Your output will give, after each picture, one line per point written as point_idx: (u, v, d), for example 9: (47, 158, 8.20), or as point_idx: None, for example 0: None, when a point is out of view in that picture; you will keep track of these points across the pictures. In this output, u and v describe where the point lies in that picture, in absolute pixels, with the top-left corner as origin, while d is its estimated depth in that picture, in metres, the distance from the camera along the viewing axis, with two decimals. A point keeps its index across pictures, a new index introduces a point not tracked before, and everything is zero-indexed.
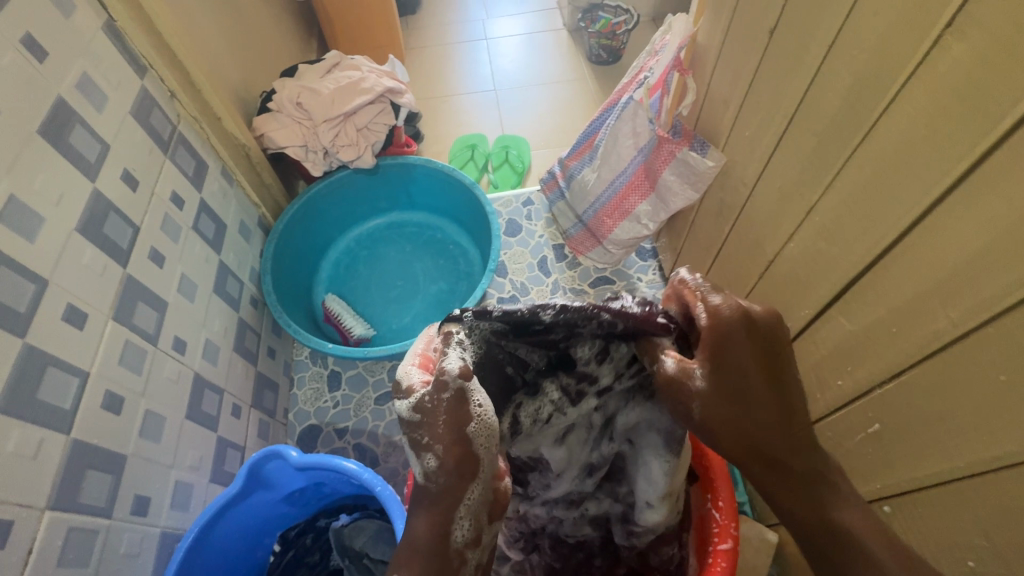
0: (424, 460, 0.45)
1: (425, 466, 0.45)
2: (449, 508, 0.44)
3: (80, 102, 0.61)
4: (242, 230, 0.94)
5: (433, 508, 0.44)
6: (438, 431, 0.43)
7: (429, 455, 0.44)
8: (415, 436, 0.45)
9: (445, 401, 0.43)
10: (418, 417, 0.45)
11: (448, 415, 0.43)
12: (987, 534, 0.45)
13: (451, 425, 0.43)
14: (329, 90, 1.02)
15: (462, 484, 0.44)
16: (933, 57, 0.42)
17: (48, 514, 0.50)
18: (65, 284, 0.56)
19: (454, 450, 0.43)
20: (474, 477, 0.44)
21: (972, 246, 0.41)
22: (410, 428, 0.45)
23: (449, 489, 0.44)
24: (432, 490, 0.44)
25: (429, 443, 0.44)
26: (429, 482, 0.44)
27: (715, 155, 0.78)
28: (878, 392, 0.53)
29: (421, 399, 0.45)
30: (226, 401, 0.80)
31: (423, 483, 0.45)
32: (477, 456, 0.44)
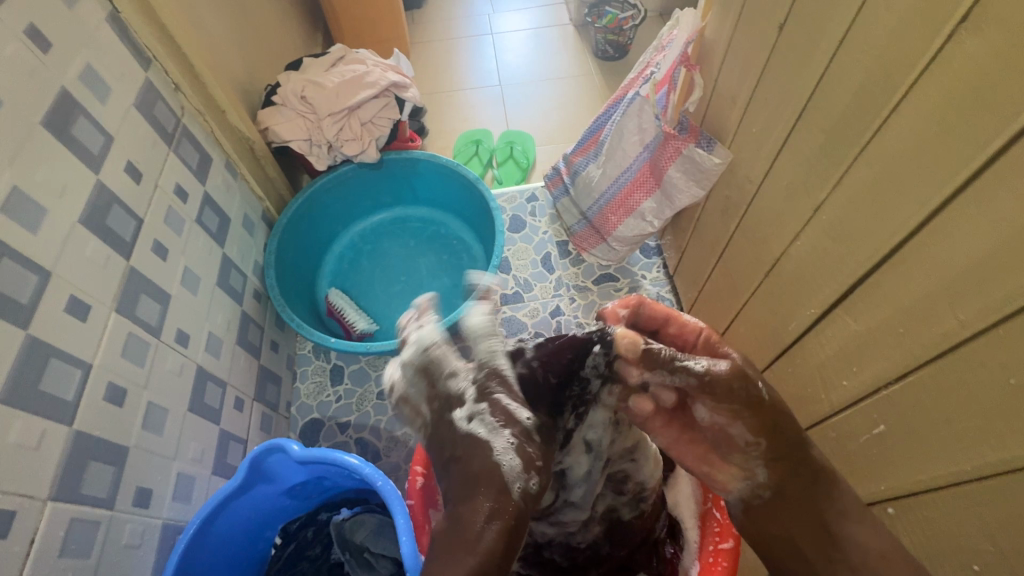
0: (530, 481, 0.44)
1: (527, 485, 0.44)
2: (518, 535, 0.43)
3: (83, 94, 0.61)
4: (246, 224, 0.94)
5: (509, 529, 0.42)
6: (548, 461, 0.47)
7: (537, 477, 0.45)
8: (531, 452, 0.45)
9: (554, 435, 0.51)
10: (531, 431, 0.48)
11: (546, 426, 0.54)
12: (993, 540, 0.44)
13: (552, 460, 0.49)
14: (333, 84, 1.02)
15: (534, 514, 0.45)
16: (946, 51, 0.41)
17: (50, 505, 0.50)
18: (68, 276, 0.56)
19: (550, 483, 0.47)
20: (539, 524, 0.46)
21: (984, 247, 0.41)
22: (522, 431, 0.47)
23: (532, 523, 0.44)
24: (527, 505, 0.43)
25: (538, 460, 0.45)
26: (530, 496, 0.43)
27: (722, 151, 0.77)
28: (884, 392, 0.53)
29: (539, 400, 0.53)
30: (229, 394, 0.80)
31: (521, 495, 0.43)
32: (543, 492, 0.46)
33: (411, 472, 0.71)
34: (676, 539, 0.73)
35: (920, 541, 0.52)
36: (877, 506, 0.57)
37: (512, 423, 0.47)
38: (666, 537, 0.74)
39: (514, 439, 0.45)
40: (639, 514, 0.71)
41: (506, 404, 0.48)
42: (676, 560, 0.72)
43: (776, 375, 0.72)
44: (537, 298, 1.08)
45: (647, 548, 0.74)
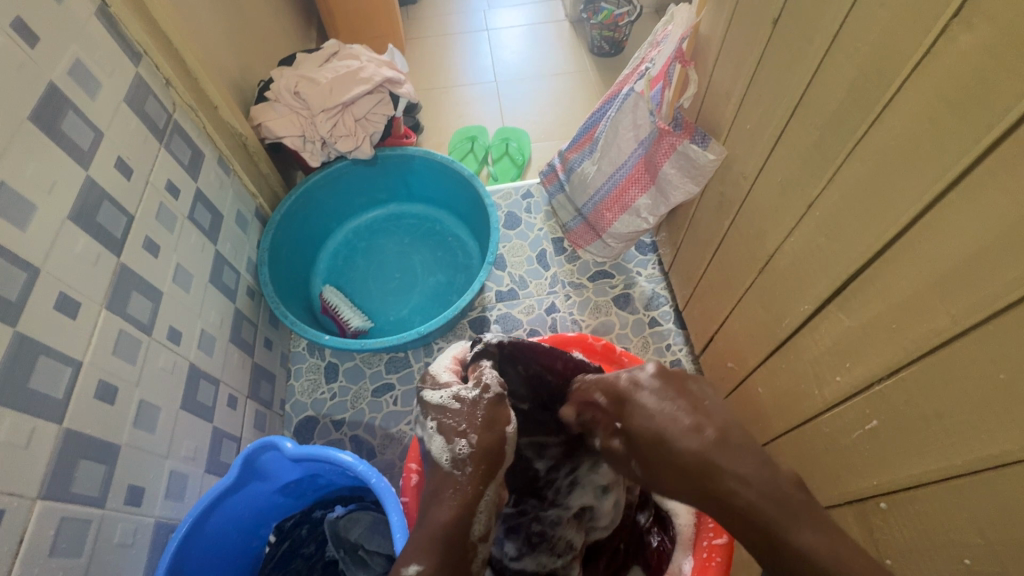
0: (454, 446, 0.53)
1: (454, 452, 0.53)
2: (470, 498, 0.51)
3: (72, 89, 0.61)
4: (239, 220, 0.94)
5: (456, 499, 0.50)
6: (476, 422, 0.54)
7: (463, 440, 0.53)
8: (451, 423, 0.54)
9: (489, 403, 0.55)
10: (454, 406, 0.56)
11: (486, 411, 0.55)
12: (982, 533, 0.45)
13: (489, 420, 0.54)
14: (327, 80, 1.01)
15: (482, 476, 0.52)
16: (939, 47, 0.41)
17: (40, 504, 0.50)
18: (57, 273, 0.55)
19: (487, 442, 0.53)
20: (492, 475, 0.53)
21: (977, 241, 0.41)
22: (446, 416, 0.55)
23: (473, 478, 0.52)
24: (458, 476, 0.52)
25: (465, 430, 0.53)
26: (457, 467, 0.52)
27: (717, 147, 0.77)
28: (876, 388, 0.53)
29: (463, 392, 0.56)
30: (222, 392, 0.80)
31: (449, 469, 0.52)
32: (497, 457, 0.53)
33: (406, 469, 0.71)
34: (665, 528, 0.73)
35: (912, 536, 0.52)
36: (869, 501, 0.57)
37: (436, 408, 0.57)
38: (654, 526, 0.74)
39: (434, 422, 0.55)
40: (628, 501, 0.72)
41: (431, 397, 0.58)
42: (664, 549, 0.71)
43: (770, 371, 0.72)
44: (532, 295, 1.07)
45: (633, 538, 0.73)
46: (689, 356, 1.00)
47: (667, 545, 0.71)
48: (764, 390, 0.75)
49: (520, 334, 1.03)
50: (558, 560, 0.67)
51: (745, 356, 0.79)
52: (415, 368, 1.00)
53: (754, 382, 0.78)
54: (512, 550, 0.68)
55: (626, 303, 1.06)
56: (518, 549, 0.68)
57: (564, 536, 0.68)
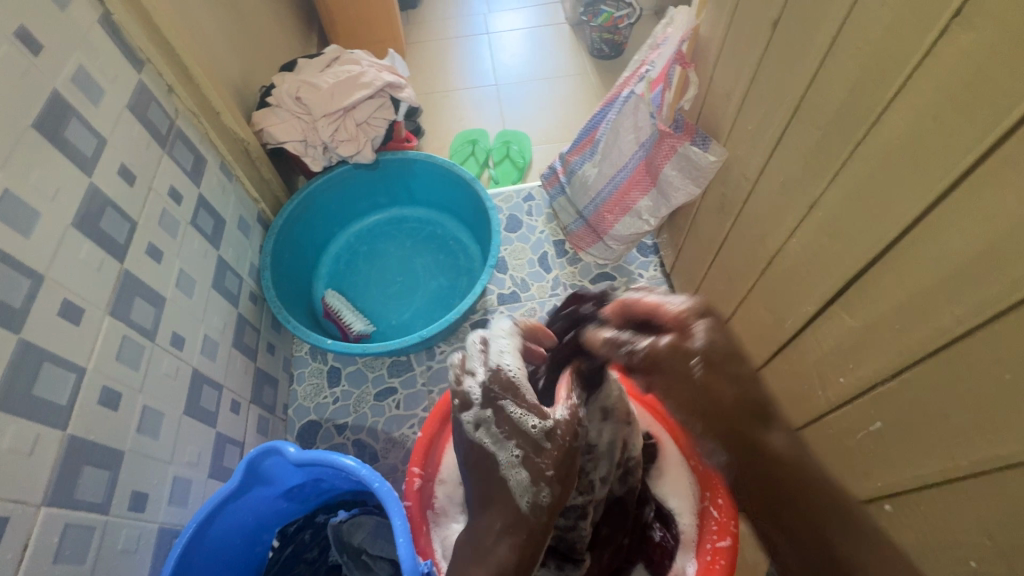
0: (537, 490, 0.50)
1: (535, 497, 0.50)
2: (535, 544, 0.49)
3: (76, 97, 0.61)
4: (241, 225, 0.94)
5: (518, 540, 0.49)
6: (559, 473, 0.52)
7: (547, 489, 0.50)
8: (539, 464, 0.51)
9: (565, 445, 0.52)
10: (546, 445, 0.52)
11: (568, 462, 0.53)
12: (990, 534, 0.45)
13: (569, 473, 0.52)
14: (328, 85, 1.02)
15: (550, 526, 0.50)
16: (939, 48, 0.41)
17: (44, 510, 0.50)
18: (61, 279, 0.56)
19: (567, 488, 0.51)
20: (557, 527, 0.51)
21: (980, 242, 0.41)
22: (536, 454, 0.52)
23: (545, 529, 0.50)
24: (534, 521, 0.49)
25: (550, 477, 0.51)
26: (535, 511, 0.50)
27: (717, 149, 0.77)
28: (880, 389, 0.53)
29: (555, 428, 0.53)
30: (225, 397, 0.80)
31: (526, 510, 0.50)
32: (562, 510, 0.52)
33: (409, 473, 0.72)
34: (668, 525, 0.72)
35: (920, 538, 0.52)
36: (875, 502, 0.57)
37: (521, 434, 0.53)
38: (657, 522, 0.73)
39: (520, 451, 0.52)
40: (630, 490, 0.70)
41: (514, 414, 0.54)
42: (667, 544, 0.71)
43: (773, 372, 0.72)
44: (534, 298, 1.07)
45: (637, 534, 0.71)
46: None
47: (671, 542, 0.71)
48: None
49: None
50: (574, 506, 0.61)
51: None
52: (418, 371, 1.00)
53: None
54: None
55: None
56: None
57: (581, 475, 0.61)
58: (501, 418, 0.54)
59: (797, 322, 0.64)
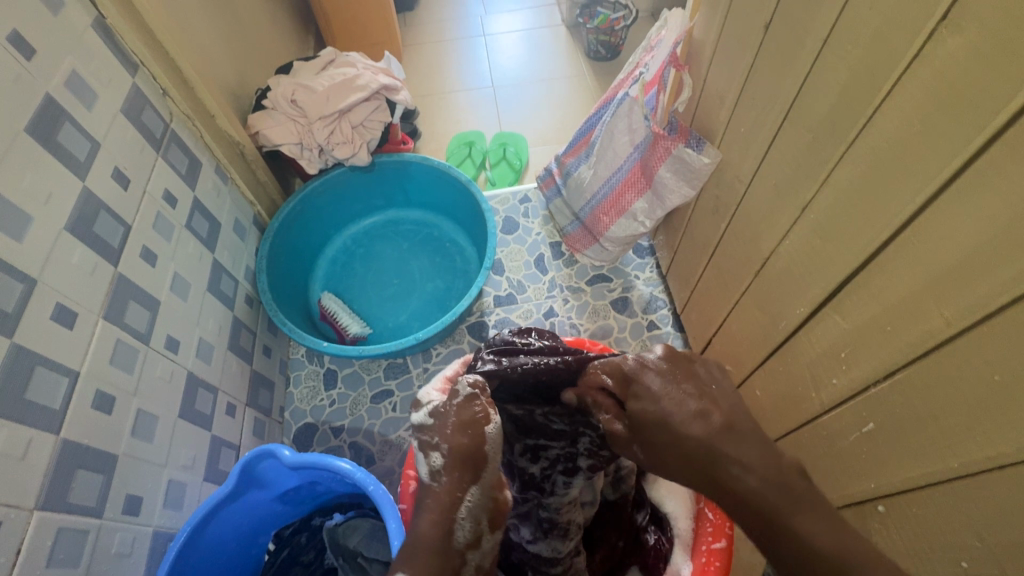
0: (430, 458, 0.48)
1: (430, 465, 0.48)
2: (451, 503, 0.46)
3: (69, 100, 0.61)
4: (237, 228, 0.94)
5: (433, 504, 0.46)
6: (447, 430, 0.49)
7: (435, 452, 0.48)
8: (426, 437, 0.50)
9: (461, 404, 0.50)
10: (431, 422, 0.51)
11: (457, 416, 0.50)
12: (981, 537, 0.45)
13: (461, 424, 0.49)
14: (323, 88, 1.02)
15: (460, 482, 0.47)
16: (927, 51, 0.41)
17: (37, 514, 0.50)
18: (55, 284, 0.56)
19: (463, 445, 0.48)
20: (470, 479, 0.47)
21: (968, 244, 0.41)
22: (423, 430, 0.51)
23: (450, 487, 0.47)
24: (433, 488, 0.47)
25: (437, 441, 0.48)
26: (432, 479, 0.48)
27: (711, 151, 0.77)
28: (872, 391, 0.53)
29: (436, 403, 0.51)
30: (220, 400, 0.80)
31: (426, 482, 0.48)
32: (478, 458, 0.48)
33: (403, 476, 0.71)
34: (662, 528, 0.73)
35: (910, 539, 0.52)
36: (868, 504, 0.57)
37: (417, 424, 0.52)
38: (651, 524, 0.73)
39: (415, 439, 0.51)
40: (623, 495, 0.70)
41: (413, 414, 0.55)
42: (662, 546, 0.71)
43: (768, 374, 0.72)
44: (530, 300, 1.08)
45: (631, 536, 0.71)
46: None
47: (665, 544, 0.71)
48: (763, 393, 0.75)
49: None
50: (569, 544, 0.64)
51: (743, 358, 0.79)
52: (414, 374, 1.00)
53: (752, 385, 0.78)
54: (519, 559, 0.66)
55: (624, 307, 1.06)
56: (531, 533, 0.64)
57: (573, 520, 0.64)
58: None
59: (791, 324, 0.64)
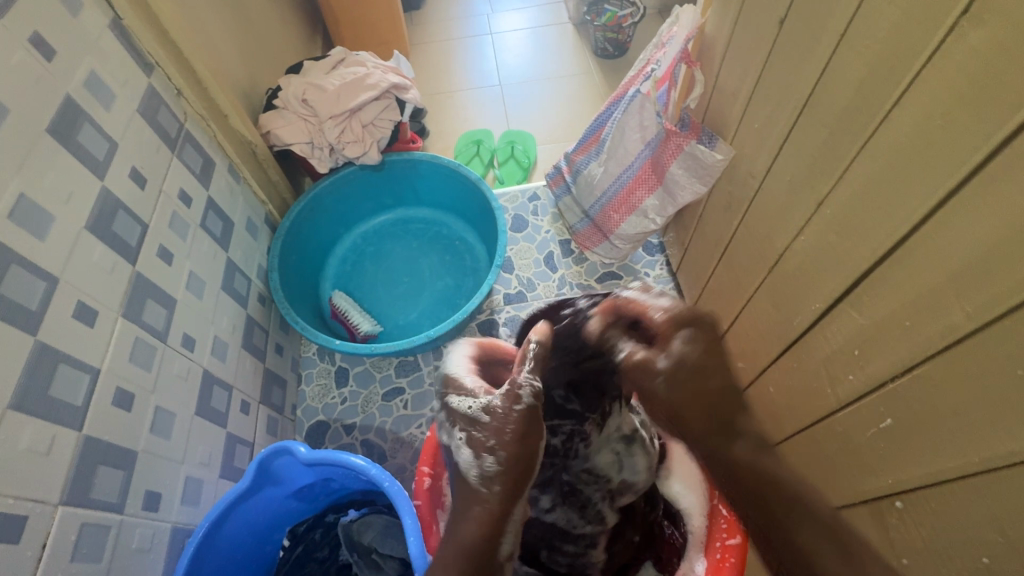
0: (483, 463, 0.49)
1: (482, 468, 0.49)
2: (499, 513, 0.48)
3: (88, 101, 0.62)
4: (249, 227, 0.95)
5: (484, 512, 0.48)
6: (505, 438, 0.48)
7: (490, 457, 0.49)
8: (479, 437, 0.49)
9: (521, 415, 0.49)
10: (485, 419, 0.50)
11: (517, 426, 0.49)
12: (1003, 532, 0.44)
13: (521, 434, 0.49)
14: (334, 87, 1.02)
15: (512, 491, 0.48)
16: (948, 44, 0.41)
17: (61, 509, 0.50)
18: (75, 282, 0.56)
19: (519, 456, 0.48)
20: (523, 489, 0.49)
21: (990, 239, 0.41)
22: (476, 429, 0.50)
23: (502, 496, 0.48)
24: (484, 494, 0.48)
25: (493, 447, 0.49)
26: (483, 485, 0.48)
27: (724, 147, 0.77)
28: (890, 387, 0.53)
29: (492, 404, 0.50)
30: (235, 397, 0.81)
31: (475, 485, 0.49)
32: (528, 469, 0.49)
33: (419, 472, 0.71)
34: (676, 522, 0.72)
35: (928, 534, 0.52)
36: (885, 500, 0.57)
37: (463, 418, 0.51)
38: (665, 518, 0.74)
39: (462, 435, 0.51)
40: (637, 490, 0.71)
41: (455, 403, 0.53)
42: (676, 541, 0.72)
43: (781, 370, 0.72)
44: (540, 298, 1.08)
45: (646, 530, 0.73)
46: None
47: (680, 538, 0.71)
48: (776, 389, 0.75)
49: None
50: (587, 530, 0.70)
51: (756, 354, 0.79)
52: (425, 371, 1.01)
53: (765, 381, 0.77)
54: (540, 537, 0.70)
55: None
56: (552, 500, 0.69)
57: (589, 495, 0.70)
58: (446, 411, 0.54)
59: (805, 320, 0.64)
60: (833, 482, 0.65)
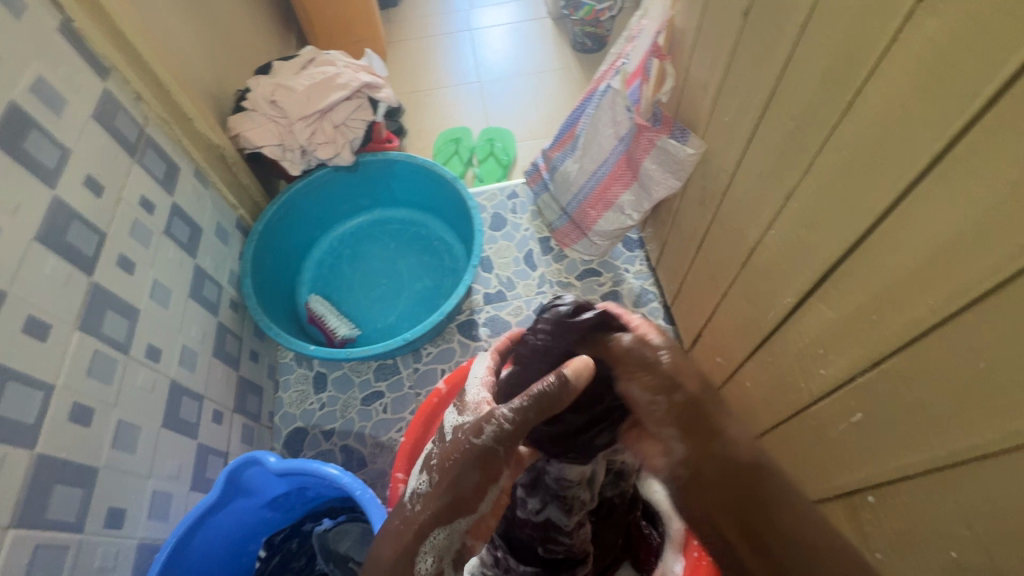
0: (419, 482, 0.45)
1: (415, 488, 0.45)
2: (414, 540, 0.43)
3: (36, 107, 0.60)
4: (219, 232, 0.93)
5: (400, 530, 0.43)
6: (445, 461, 0.44)
7: (426, 476, 0.45)
8: (431, 455, 0.46)
9: (476, 440, 0.43)
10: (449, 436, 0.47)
11: (464, 452, 0.43)
12: (969, 524, 0.44)
13: (462, 463, 0.43)
14: (303, 87, 1.00)
15: (433, 519, 0.43)
16: (905, 34, 0.40)
17: (13, 532, 0.49)
18: (27, 296, 0.54)
19: (456, 482, 0.43)
20: (445, 520, 0.43)
21: (950, 231, 0.40)
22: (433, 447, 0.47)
23: (420, 518, 0.43)
24: (405, 511, 0.44)
25: (432, 466, 0.45)
26: (410, 502, 0.45)
27: (696, 142, 0.76)
28: (859, 380, 0.53)
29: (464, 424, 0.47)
30: (207, 407, 0.79)
31: (404, 500, 0.45)
32: (463, 504, 0.43)
33: (392, 479, 0.70)
34: (655, 523, 0.72)
35: (900, 528, 0.52)
36: (858, 494, 0.57)
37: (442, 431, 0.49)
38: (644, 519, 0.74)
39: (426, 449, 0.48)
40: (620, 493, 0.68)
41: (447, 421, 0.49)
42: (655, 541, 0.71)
43: (756, 365, 0.72)
44: (520, 296, 1.07)
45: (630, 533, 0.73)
46: None
47: (657, 539, 0.71)
48: (752, 385, 0.74)
49: (509, 336, 1.03)
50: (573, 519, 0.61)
51: (731, 349, 0.78)
52: (405, 374, 1.00)
53: (742, 376, 0.77)
54: (528, 535, 0.63)
55: (615, 301, 1.05)
56: (540, 501, 0.61)
57: (578, 497, 0.59)
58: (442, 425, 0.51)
59: (779, 313, 0.63)
60: (809, 476, 0.65)
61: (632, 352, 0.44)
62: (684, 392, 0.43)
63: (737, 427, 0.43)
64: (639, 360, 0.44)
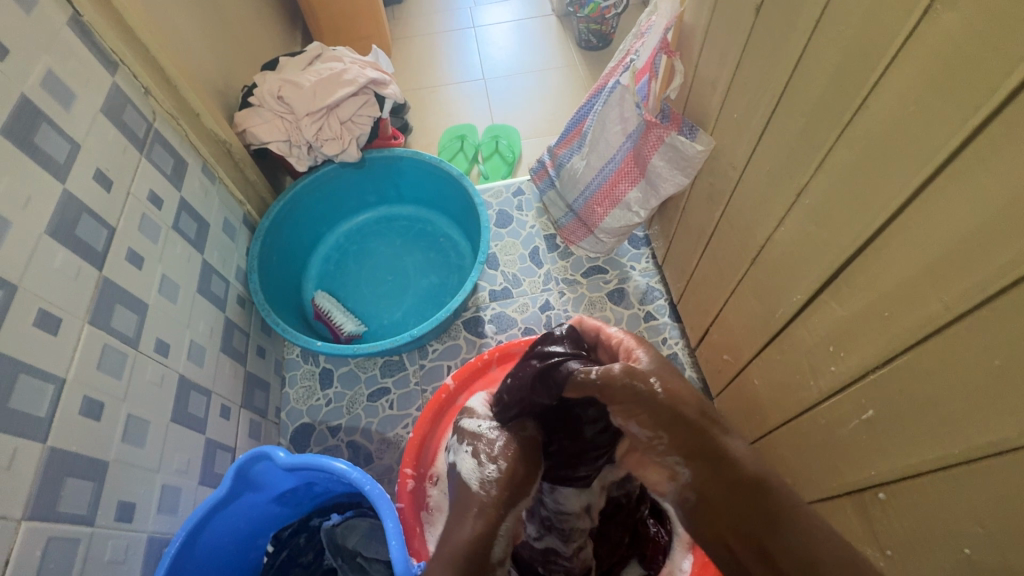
0: (484, 470, 0.50)
1: (483, 475, 0.50)
2: (496, 518, 0.47)
3: (46, 101, 0.59)
4: (226, 228, 0.93)
5: (482, 512, 0.47)
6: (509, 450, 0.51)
7: (493, 464, 0.50)
8: (485, 449, 0.52)
9: (524, 436, 0.52)
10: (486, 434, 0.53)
11: (519, 443, 0.52)
12: (982, 521, 0.44)
13: (524, 451, 0.51)
14: (310, 83, 1.00)
15: (505, 499, 0.48)
16: (921, 28, 0.40)
17: (25, 525, 0.49)
18: (37, 290, 0.54)
19: (518, 470, 0.50)
20: (515, 503, 0.49)
21: (966, 227, 0.40)
22: (480, 441, 0.53)
23: (498, 501, 0.48)
24: (483, 498, 0.48)
25: (497, 453, 0.51)
26: (483, 489, 0.49)
27: (704, 138, 0.76)
28: (870, 377, 0.52)
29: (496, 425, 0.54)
30: (214, 402, 0.79)
31: (474, 490, 0.49)
32: (522, 490, 0.50)
33: (402, 474, 0.71)
34: (662, 521, 0.74)
35: (911, 525, 0.52)
36: (868, 491, 0.57)
37: (470, 434, 0.55)
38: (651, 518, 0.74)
39: (468, 445, 0.53)
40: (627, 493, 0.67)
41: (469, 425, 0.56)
42: (661, 538, 0.72)
43: (765, 362, 0.72)
44: (526, 293, 1.07)
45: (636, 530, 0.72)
46: (687, 349, 0.99)
47: (664, 537, 0.72)
48: (761, 382, 0.74)
49: (514, 333, 1.03)
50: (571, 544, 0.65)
51: (740, 347, 0.78)
52: (411, 370, 1.00)
53: (749, 373, 0.77)
54: (529, 554, 0.68)
55: (621, 298, 1.05)
56: (537, 529, 0.65)
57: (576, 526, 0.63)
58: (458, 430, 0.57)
59: (789, 310, 0.63)
60: (817, 473, 0.65)
61: (619, 385, 0.46)
62: (685, 421, 0.46)
63: (736, 442, 0.47)
64: (629, 391, 0.46)
